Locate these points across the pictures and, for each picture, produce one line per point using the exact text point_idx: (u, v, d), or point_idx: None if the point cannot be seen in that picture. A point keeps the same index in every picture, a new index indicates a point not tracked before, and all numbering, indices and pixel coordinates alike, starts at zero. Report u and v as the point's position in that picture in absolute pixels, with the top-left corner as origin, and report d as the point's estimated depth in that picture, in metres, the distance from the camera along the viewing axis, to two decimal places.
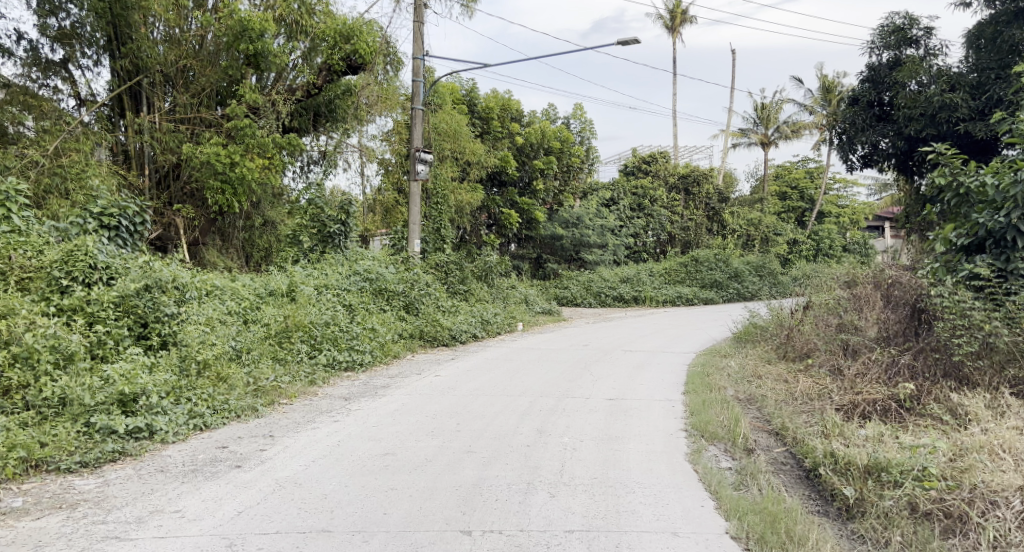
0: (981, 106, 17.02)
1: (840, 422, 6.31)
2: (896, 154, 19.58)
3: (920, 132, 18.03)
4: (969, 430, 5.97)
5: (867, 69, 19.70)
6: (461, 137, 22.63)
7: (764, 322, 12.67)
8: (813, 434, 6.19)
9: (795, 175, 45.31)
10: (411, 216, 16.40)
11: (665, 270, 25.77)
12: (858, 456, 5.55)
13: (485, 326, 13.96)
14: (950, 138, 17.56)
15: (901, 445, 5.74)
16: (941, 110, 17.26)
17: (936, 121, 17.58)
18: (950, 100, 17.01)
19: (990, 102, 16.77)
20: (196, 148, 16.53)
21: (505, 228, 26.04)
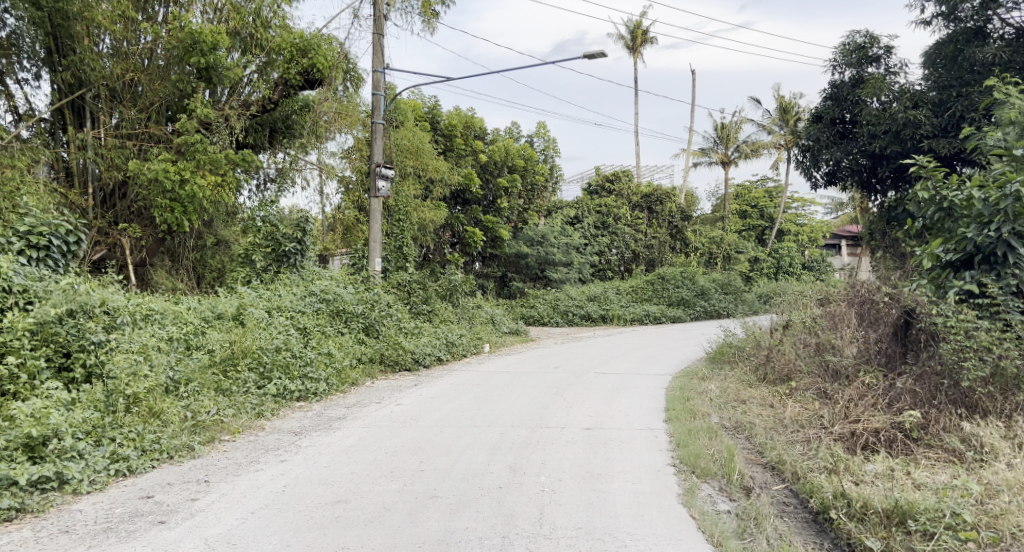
0: (944, 124, 16.72)
1: (846, 457, 5.81)
2: (860, 172, 19.09)
3: (887, 148, 17.61)
4: (993, 467, 5.49)
5: (830, 86, 19.26)
6: (423, 154, 22.03)
7: (738, 342, 12.23)
8: (817, 470, 5.68)
9: (754, 194, 45.60)
10: (372, 234, 15.72)
11: (632, 288, 25.38)
12: (875, 499, 5.02)
13: (450, 347, 13.26)
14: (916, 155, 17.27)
15: (925, 487, 5.19)
16: (906, 127, 16.91)
17: (902, 137, 17.19)
18: (914, 117, 16.81)
19: (955, 119, 16.47)
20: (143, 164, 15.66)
21: (469, 246, 25.41)
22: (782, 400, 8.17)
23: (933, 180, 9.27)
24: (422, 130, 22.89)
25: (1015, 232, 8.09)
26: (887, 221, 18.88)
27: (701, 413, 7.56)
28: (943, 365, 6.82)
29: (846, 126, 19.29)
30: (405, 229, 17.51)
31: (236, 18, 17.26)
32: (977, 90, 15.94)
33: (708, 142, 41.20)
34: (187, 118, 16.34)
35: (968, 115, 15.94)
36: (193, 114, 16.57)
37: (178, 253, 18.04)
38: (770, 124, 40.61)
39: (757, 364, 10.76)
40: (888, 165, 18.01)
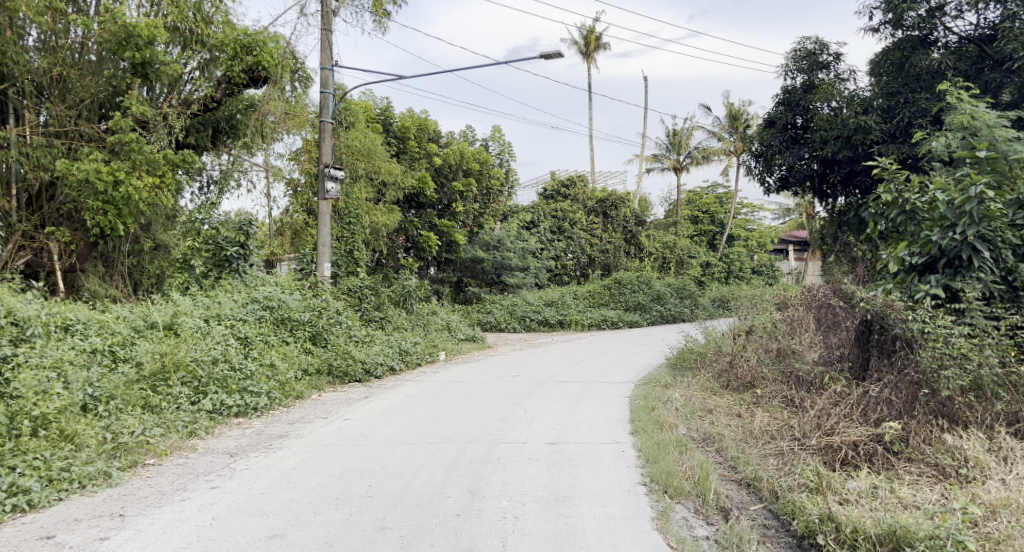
0: (894, 130, 15.57)
1: (829, 473, 5.53)
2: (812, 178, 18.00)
3: (837, 155, 16.44)
4: (983, 486, 5.25)
5: (780, 91, 18.15)
6: (375, 156, 21.41)
7: (702, 347, 11.91)
8: (797, 489, 5.38)
9: (705, 200, 45.91)
10: (321, 238, 15.08)
11: (589, 293, 25.09)
12: (866, 524, 4.72)
13: (403, 354, 12.65)
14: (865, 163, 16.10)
15: (922, 511, 4.91)
16: (854, 133, 15.74)
17: (853, 142, 15.96)
18: (863, 123, 15.60)
19: (903, 127, 15.38)
20: (72, 164, 14.72)
21: (424, 251, 24.80)
22: (749, 408, 7.83)
23: (892, 184, 8.64)
24: (373, 131, 22.23)
25: (981, 232, 7.53)
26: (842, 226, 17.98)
27: (668, 424, 7.17)
28: (921, 373, 6.57)
29: (799, 130, 18.13)
30: (356, 232, 16.83)
31: (176, 13, 16.39)
32: (923, 95, 14.94)
33: (661, 148, 41.27)
34: (121, 116, 15.47)
35: (914, 123, 14.88)
36: (129, 111, 15.69)
37: (112, 258, 17.01)
38: (721, 130, 40.87)
39: (718, 369, 10.44)
40: (840, 171, 16.91)
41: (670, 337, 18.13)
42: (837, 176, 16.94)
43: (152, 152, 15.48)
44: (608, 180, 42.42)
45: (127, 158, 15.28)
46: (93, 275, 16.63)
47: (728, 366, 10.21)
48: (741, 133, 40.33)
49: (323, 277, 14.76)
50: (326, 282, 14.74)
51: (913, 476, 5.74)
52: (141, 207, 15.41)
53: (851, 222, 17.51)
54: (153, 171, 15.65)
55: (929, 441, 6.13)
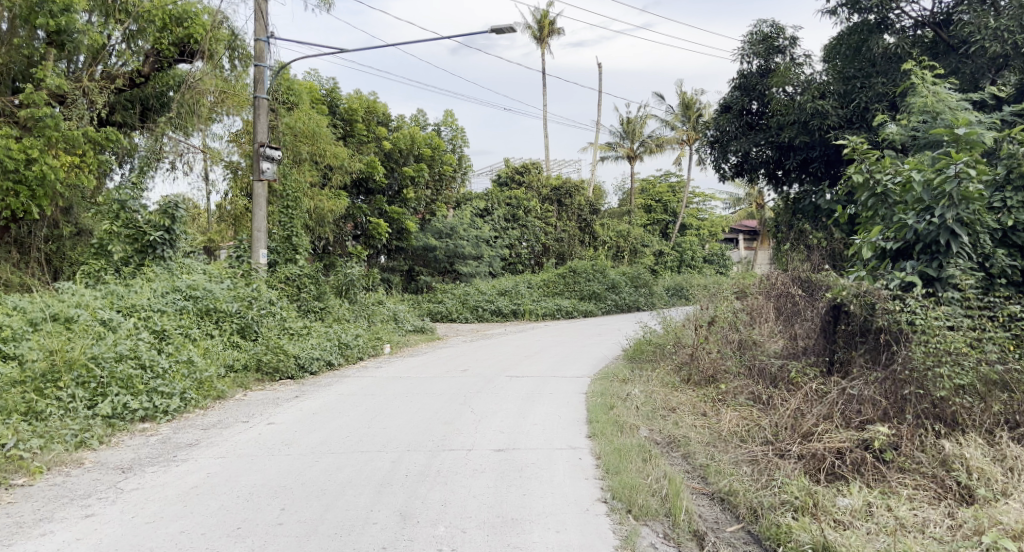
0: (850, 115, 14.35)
1: (815, 488, 5.00)
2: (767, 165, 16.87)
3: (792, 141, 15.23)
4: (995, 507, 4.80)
5: (737, 76, 17.05)
6: (321, 140, 20.35)
7: (662, 338, 11.25)
8: (781, 509, 4.81)
9: (659, 189, 45.56)
10: (257, 221, 14.12)
11: (543, 282, 24.37)
12: None
13: (342, 346, 11.70)
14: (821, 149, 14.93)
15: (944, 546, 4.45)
16: (811, 118, 14.50)
17: (809, 128, 14.70)
18: (821, 107, 14.24)
19: (860, 111, 14.21)
20: None
21: (374, 239, 23.79)
22: (717, 406, 7.20)
23: (861, 162, 7.84)
24: (318, 112, 21.12)
25: (959, 217, 6.86)
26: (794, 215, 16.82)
27: (628, 427, 6.47)
28: (911, 372, 5.99)
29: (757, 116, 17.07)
30: (296, 215, 15.79)
31: None
32: (880, 80, 13.89)
33: (616, 136, 40.72)
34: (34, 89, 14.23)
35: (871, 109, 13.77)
36: (44, 85, 14.48)
37: (27, 243, 15.81)
38: (674, 118, 40.45)
39: (679, 361, 9.78)
40: (796, 159, 15.75)
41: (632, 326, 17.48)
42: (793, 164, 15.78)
43: (71, 129, 14.25)
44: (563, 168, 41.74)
45: (41, 135, 13.96)
46: (7, 264, 15.28)
47: (691, 357, 9.56)
48: (694, 121, 39.96)
49: (258, 264, 13.81)
50: (261, 270, 13.81)
51: (909, 491, 5.22)
52: (58, 188, 14.23)
53: (808, 212, 16.29)
54: (72, 149, 14.46)
55: (923, 448, 5.61)
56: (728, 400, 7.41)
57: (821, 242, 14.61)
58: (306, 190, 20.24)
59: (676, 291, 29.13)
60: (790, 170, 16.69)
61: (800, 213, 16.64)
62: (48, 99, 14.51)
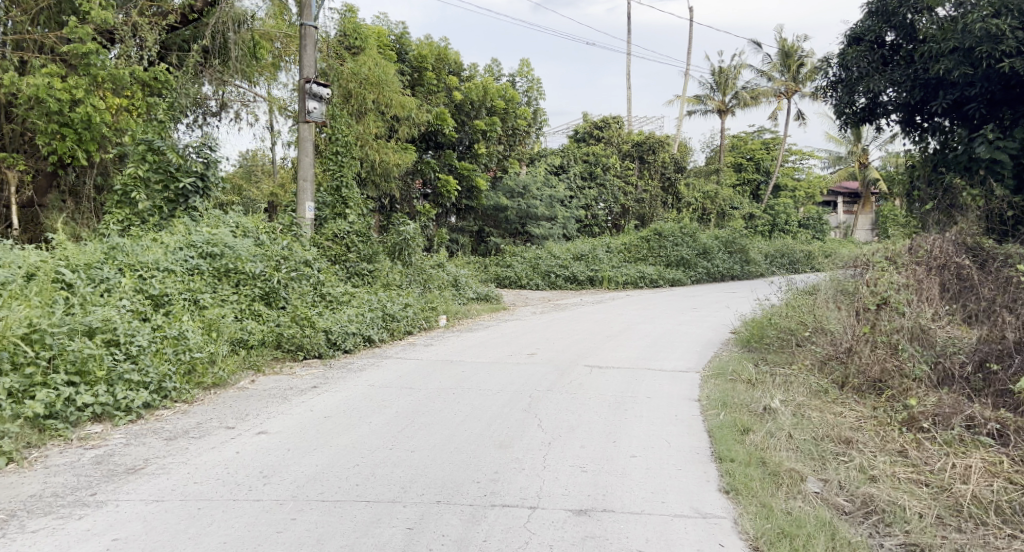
0: None
1: None
2: (904, 110, 13.55)
3: (945, 77, 12.07)
4: None
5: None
6: (387, 87, 18.07)
7: (790, 319, 8.70)
8: None
9: (751, 146, 41.85)
10: (304, 172, 12.14)
11: (624, 246, 21.79)
12: None
13: (386, 317, 9.63)
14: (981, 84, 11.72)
15: None
16: (978, 41, 11.18)
17: (975, 56, 11.44)
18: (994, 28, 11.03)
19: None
20: (18, 77, 11.63)
21: (443, 197, 21.67)
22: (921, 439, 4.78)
23: None
24: (386, 59, 18.98)
25: None
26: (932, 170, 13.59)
27: (791, 477, 4.15)
28: None
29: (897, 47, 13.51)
30: (348, 166, 13.40)
31: None
32: None
33: (705, 88, 37.28)
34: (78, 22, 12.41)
35: None
36: (85, 17, 12.67)
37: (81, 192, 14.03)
38: (771, 69, 36.64)
39: (821, 353, 7.29)
40: (945, 99, 12.30)
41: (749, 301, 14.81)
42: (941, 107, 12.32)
43: (119, 69, 12.44)
44: (645, 124, 38.64)
45: (87, 75, 12.26)
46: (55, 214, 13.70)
47: (847, 349, 7.03)
48: (794, 72, 36.11)
49: (305, 223, 11.99)
50: (309, 229, 12.03)
51: None
52: (107, 133, 12.53)
53: (952, 162, 12.91)
54: (120, 91, 12.79)
55: None
56: (930, 426, 4.96)
57: (974, 202, 11.63)
58: (369, 142, 18.24)
59: (772, 259, 26.12)
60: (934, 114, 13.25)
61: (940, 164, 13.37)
62: (96, 36, 12.63)
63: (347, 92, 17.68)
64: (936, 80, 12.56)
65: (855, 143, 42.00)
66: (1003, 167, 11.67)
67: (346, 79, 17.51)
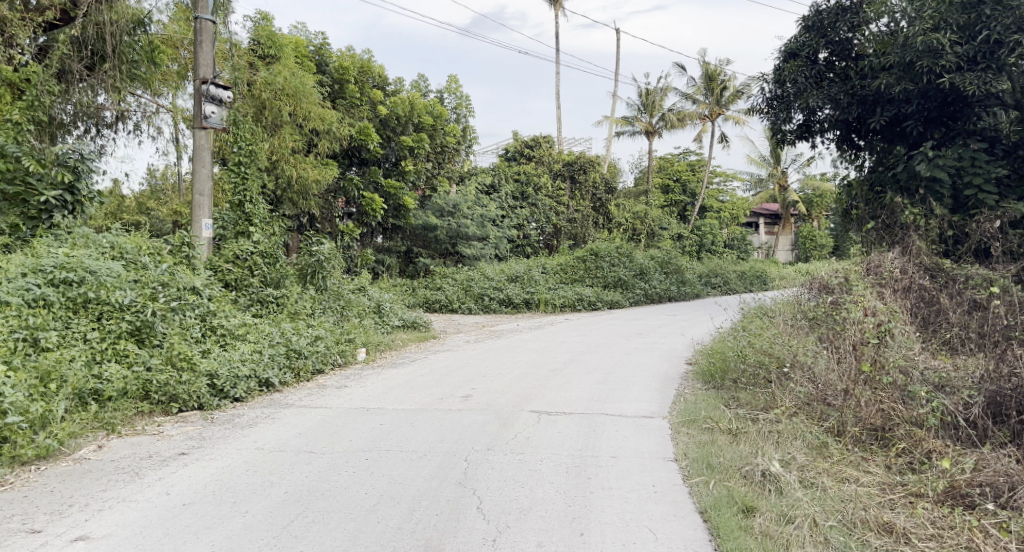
0: (971, 53, 10.74)
1: None
2: (842, 126, 13.50)
3: (884, 91, 12.00)
4: None
5: (811, 13, 13.68)
6: (305, 99, 16.52)
7: (759, 348, 7.61)
8: None
9: (677, 167, 41.64)
10: (200, 185, 10.67)
11: (560, 267, 20.74)
12: None
13: (290, 353, 8.09)
14: (916, 100, 11.68)
15: None
16: (918, 56, 10.99)
17: (915, 71, 11.41)
18: (936, 41, 10.80)
19: (988, 45, 10.50)
20: None
21: (368, 216, 20.09)
22: (985, 526, 3.99)
23: None
24: (304, 69, 17.44)
25: None
26: (876, 188, 13.03)
27: None
28: None
29: (833, 65, 13.61)
30: (253, 179, 11.71)
31: None
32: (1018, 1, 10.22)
33: (633, 110, 36.78)
34: None
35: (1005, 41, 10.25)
36: None
37: None
38: (695, 91, 36.27)
39: (805, 394, 6.20)
40: (882, 115, 12.25)
41: (702, 325, 13.76)
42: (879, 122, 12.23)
43: None
44: (575, 145, 37.86)
45: None
46: None
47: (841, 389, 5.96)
48: (718, 95, 35.90)
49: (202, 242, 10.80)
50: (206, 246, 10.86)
51: None
52: None
53: (891, 180, 12.58)
54: None
55: None
56: (990, 504, 4.18)
57: (917, 220, 11.14)
58: (284, 157, 16.60)
59: (706, 279, 25.50)
60: (869, 133, 13.23)
61: (880, 183, 13.02)
62: None
63: (261, 104, 16.03)
64: (874, 96, 12.55)
65: (776, 166, 42.23)
66: (941, 187, 11.24)
67: (259, 89, 15.89)
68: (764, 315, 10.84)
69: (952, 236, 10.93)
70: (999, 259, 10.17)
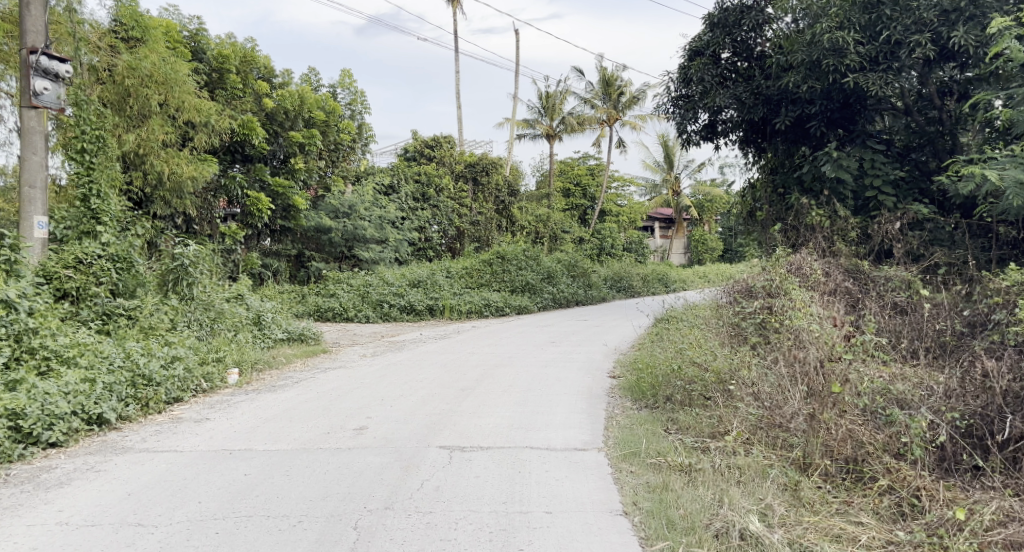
0: (873, 54, 10.57)
1: None
2: (747, 126, 13.12)
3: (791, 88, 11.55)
4: None
5: (716, 8, 13.15)
6: (177, 87, 14.35)
7: (688, 363, 6.67)
8: None
9: (577, 171, 41.26)
10: (31, 175, 9.13)
11: (465, 271, 19.60)
12: None
13: (136, 381, 6.73)
14: (820, 99, 11.31)
15: None
16: (823, 54, 10.64)
17: (821, 69, 10.93)
18: (840, 39, 10.43)
19: (890, 46, 10.45)
20: None
21: (254, 217, 18.28)
22: None
23: None
24: (177, 55, 15.54)
25: None
26: (790, 187, 12.54)
27: None
28: None
29: (734, 65, 13.19)
30: (101, 171, 10.07)
31: None
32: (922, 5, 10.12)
33: (533, 113, 35.95)
34: None
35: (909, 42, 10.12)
36: None
37: None
38: (593, 96, 35.69)
39: (757, 417, 5.21)
40: (787, 115, 11.91)
41: (618, 331, 12.87)
42: (783, 123, 11.85)
43: None
44: (476, 148, 36.80)
45: None
46: None
47: (807, 411, 4.99)
48: (615, 99, 35.49)
49: (32, 245, 9.08)
50: (38, 250, 9.16)
51: None
52: None
53: (799, 180, 12.19)
54: None
55: None
56: None
57: (820, 221, 11.02)
58: (154, 151, 14.25)
59: (612, 283, 24.91)
60: (776, 133, 12.88)
61: (784, 186, 12.78)
62: None
63: (125, 91, 13.65)
64: (780, 95, 12.16)
65: (669, 171, 42.43)
66: (845, 189, 11.12)
67: (122, 75, 13.59)
68: (689, 319, 9.98)
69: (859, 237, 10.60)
70: (902, 261, 9.94)
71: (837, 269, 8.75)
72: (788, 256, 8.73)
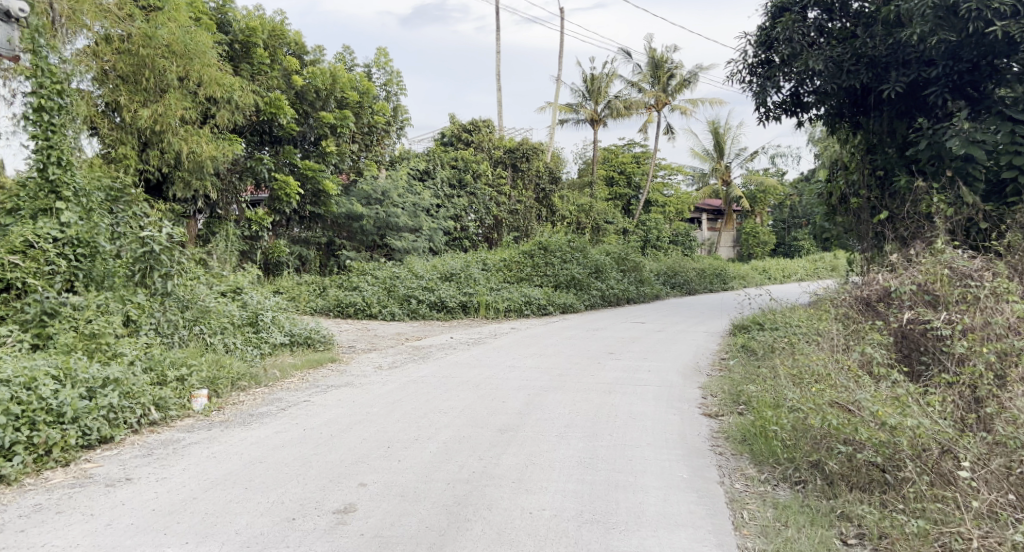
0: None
1: None
2: (846, 95, 10.48)
3: (908, 43, 8.88)
4: None
5: None
6: (199, 60, 11.38)
7: (835, 402, 4.32)
8: None
9: (622, 159, 38.63)
10: None
11: (502, 265, 17.42)
12: None
13: (34, 420, 4.71)
14: (943, 59, 8.59)
15: None
16: None
17: (956, 16, 8.18)
18: None
19: None
20: None
21: (282, 202, 16.19)
22: None
23: None
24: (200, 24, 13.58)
25: None
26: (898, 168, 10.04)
27: None
28: None
29: (827, 26, 10.53)
30: (64, 134, 8.03)
31: None
32: None
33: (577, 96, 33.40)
34: None
35: None
36: None
37: None
38: (641, 79, 33.09)
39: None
40: (897, 82, 9.08)
41: (688, 339, 10.53)
42: (893, 91, 9.04)
43: None
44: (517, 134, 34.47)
45: None
46: None
47: None
48: (664, 83, 32.89)
49: None
50: None
51: None
52: None
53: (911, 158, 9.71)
54: None
55: None
56: None
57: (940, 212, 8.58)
58: (172, 127, 11.36)
59: (664, 279, 22.48)
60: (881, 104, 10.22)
61: (886, 167, 10.31)
62: None
63: (140, 62, 10.78)
64: (889, 57, 9.43)
65: (719, 160, 39.61)
66: (975, 168, 8.26)
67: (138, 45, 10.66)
68: (798, 332, 7.61)
69: (994, 229, 8.18)
70: None
71: (1015, 273, 6.28)
72: (942, 253, 6.27)
